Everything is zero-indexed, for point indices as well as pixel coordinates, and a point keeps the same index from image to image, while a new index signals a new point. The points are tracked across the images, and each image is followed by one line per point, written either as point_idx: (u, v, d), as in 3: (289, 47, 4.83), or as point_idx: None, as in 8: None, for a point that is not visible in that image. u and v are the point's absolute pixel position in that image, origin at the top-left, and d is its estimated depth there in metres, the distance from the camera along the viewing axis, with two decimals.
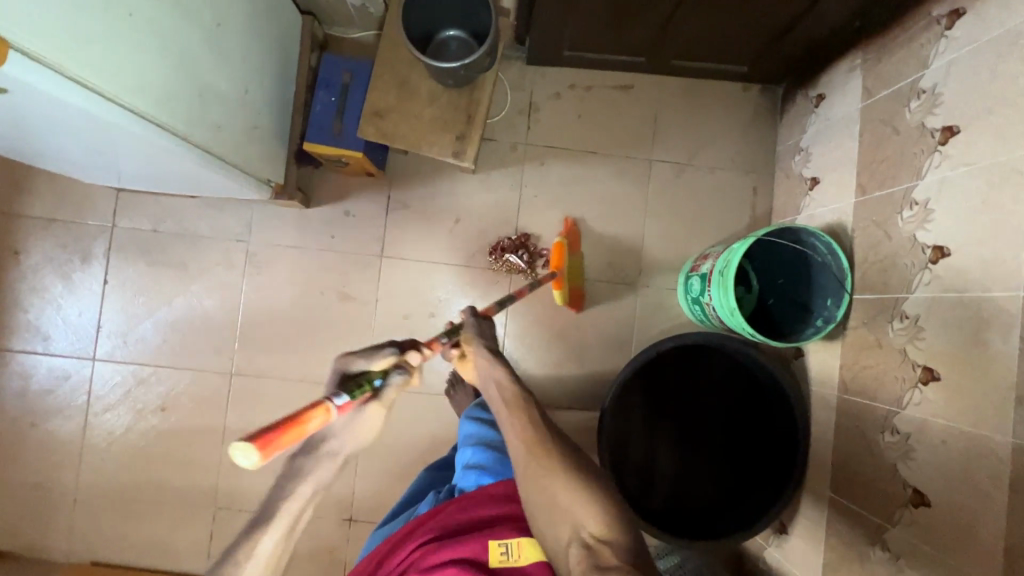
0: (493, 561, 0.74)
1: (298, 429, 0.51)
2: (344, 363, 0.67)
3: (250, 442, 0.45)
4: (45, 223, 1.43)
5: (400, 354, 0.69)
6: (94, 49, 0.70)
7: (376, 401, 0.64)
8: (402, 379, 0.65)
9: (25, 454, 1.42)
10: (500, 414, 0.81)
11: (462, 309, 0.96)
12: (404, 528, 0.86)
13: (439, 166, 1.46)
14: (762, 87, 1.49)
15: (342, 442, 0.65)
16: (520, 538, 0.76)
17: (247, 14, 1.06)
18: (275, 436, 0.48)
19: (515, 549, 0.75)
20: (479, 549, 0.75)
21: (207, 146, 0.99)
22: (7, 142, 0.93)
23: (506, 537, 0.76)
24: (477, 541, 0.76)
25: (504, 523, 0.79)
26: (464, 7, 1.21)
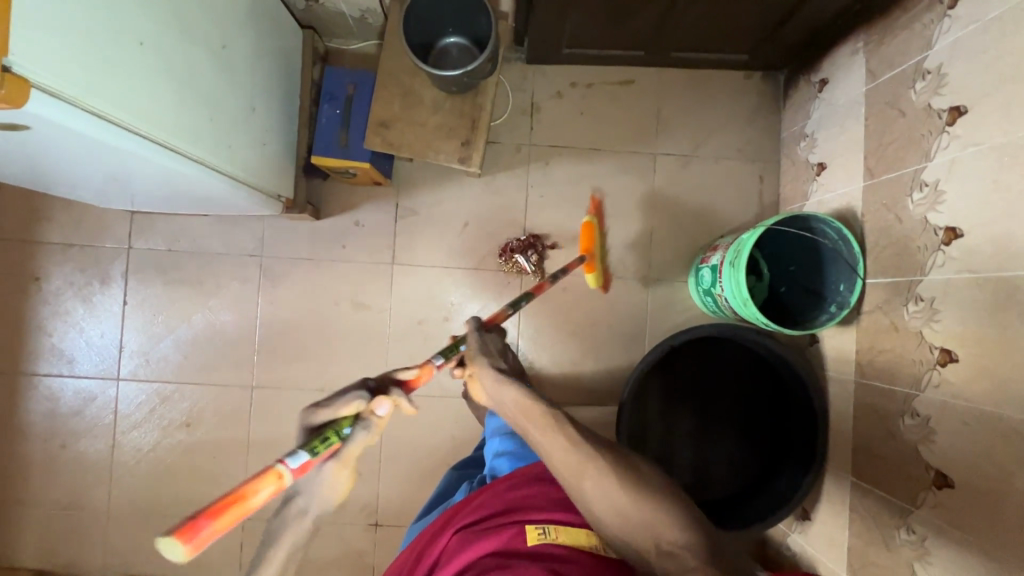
0: (530, 538, 0.72)
1: (237, 509, 0.46)
2: (308, 416, 0.58)
3: (175, 535, 0.42)
4: (63, 248, 1.46)
5: (369, 400, 0.60)
6: (110, 82, 0.72)
7: (336, 460, 0.56)
8: (368, 430, 0.58)
9: (57, 475, 1.46)
10: (525, 431, 0.74)
11: (467, 319, 0.88)
12: (444, 517, 0.87)
13: (445, 172, 1.47)
14: (763, 74, 1.48)
15: (308, 504, 0.54)
16: (558, 524, 0.75)
17: (251, 33, 1.07)
18: (205, 523, 0.43)
19: (553, 531, 0.73)
20: (516, 532, 0.74)
21: (220, 166, 1.01)
22: (26, 173, 0.96)
23: (543, 521, 0.75)
24: (516, 522, 0.76)
25: (543, 508, 0.78)
26: (463, 13, 1.22)
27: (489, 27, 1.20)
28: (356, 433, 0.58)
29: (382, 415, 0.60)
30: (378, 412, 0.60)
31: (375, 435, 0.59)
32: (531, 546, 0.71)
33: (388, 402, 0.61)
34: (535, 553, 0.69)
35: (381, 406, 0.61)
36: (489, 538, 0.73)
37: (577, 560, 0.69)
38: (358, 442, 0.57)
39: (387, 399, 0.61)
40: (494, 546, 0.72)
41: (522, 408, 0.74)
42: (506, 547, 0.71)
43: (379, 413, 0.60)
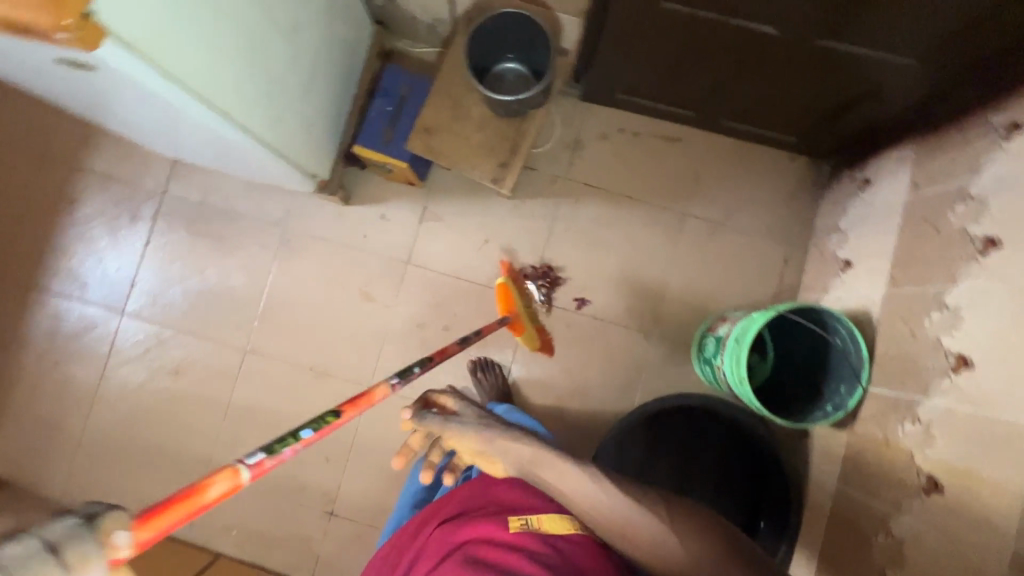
0: (512, 528, 0.71)
1: None
2: None
3: None
4: (104, 179, 1.52)
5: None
6: (184, 44, 0.76)
7: None
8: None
9: (42, 393, 1.49)
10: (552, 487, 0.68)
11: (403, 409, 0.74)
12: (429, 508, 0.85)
13: (479, 186, 1.49)
14: (810, 159, 1.49)
15: None
16: (541, 513, 0.73)
17: (322, 20, 1.11)
18: None
19: (535, 521, 0.72)
20: (498, 527, 0.72)
21: (266, 139, 1.04)
22: (85, 107, 1.00)
23: (526, 513, 0.73)
24: (498, 514, 0.74)
25: (526, 500, 0.76)
26: (527, 43, 1.25)
27: (547, 60, 1.22)
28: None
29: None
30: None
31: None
32: (512, 536, 0.70)
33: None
34: (515, 546, 0.69)
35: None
36: (469, 534, 0.72)
37: (561, 549, 0.69)
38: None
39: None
40: (476, 540, 0.71)
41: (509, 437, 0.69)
42: (487, 539, 0.70)
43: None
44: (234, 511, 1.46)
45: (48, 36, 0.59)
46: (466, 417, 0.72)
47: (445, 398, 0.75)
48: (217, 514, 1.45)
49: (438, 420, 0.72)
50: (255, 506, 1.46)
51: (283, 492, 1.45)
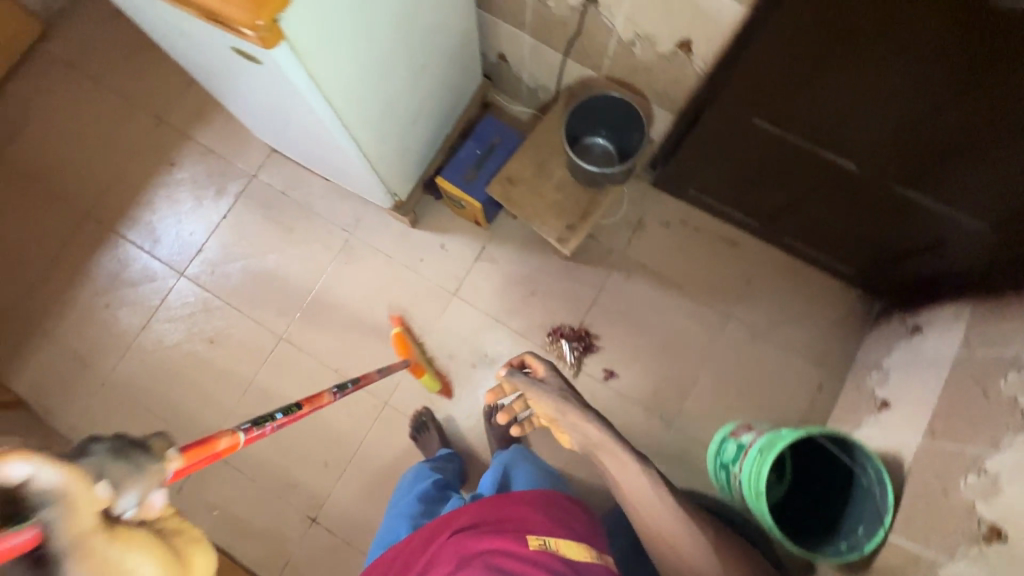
0: (533, 545, 0.75)
1: None
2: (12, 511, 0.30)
3: None
4: (205, 152, 1.66)
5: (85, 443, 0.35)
6: (337, 57, 0.87)
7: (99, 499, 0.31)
8: (57, 504, 0.29)
9: (87, 328, 1.57)
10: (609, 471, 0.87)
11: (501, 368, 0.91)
12: (431, 524, 0.84)
13: (538, 241, 1.56)
14: (861, 293, 1.51)
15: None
16: (558, 537, 0.78)
17: (443, 64, 1.25)
18: None
19: (553, 544, 0.77)
20: (520, 543, 0.74)
21: (369, 153, 1.14)
22: (226, 91, 1.13)
23: (545, 534, 0.78)
24: (517, 530, 0.77)
25: (542, 523, 0.80)
26: (622, 126, 1.33)
27: (639, 143, 1.29)
28: (31, 523, 0.28)
29: (58, 472, 0.29)
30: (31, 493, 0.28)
31: (84, 494, 0.30)
32: (534, 553, 0.74)
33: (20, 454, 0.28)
34: (537, 561, 0.72)
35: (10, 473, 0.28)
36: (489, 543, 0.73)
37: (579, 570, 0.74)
38: (63, 529, 0.29)
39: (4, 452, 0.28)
40: (498, 551, 0.72)
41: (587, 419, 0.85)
42: (508, 550, 0.73)
43: (24, 481, 0.28)
44: (220, 491, 1.45)
45: (242, 30, 0.72)
46: (552, 391, 0.87)
47: (536, 362, 0.92)
48: (204, 490, 1.45)
49: (526, 382, 0.88)
50: (242, 492, 1.45)
51: (273, 485, 1.45)
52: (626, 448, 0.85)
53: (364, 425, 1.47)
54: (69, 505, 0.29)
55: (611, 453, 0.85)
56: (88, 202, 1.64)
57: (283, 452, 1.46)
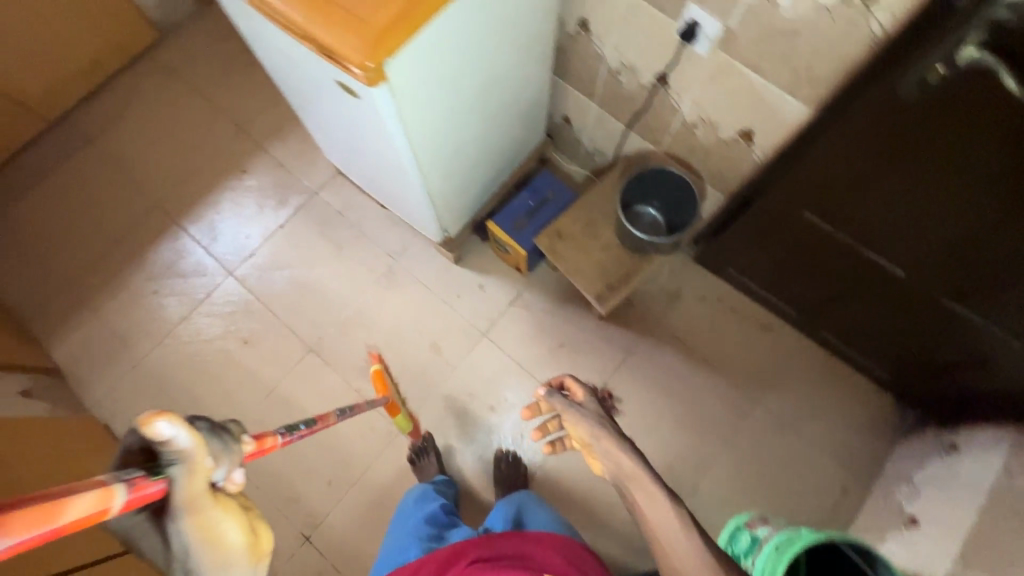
0: None
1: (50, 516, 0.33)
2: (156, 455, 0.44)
3: None
4: (276, 165, 1.77)
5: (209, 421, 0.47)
6: (425, 102, 0.95)
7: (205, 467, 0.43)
8: (184, 462, 0.40)
9: (132, 310, 1.65)
10: (638, 509, 0.79)
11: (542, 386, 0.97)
12: None
13: (574, 296, 1.59)
14: (896, 401, 1.47)
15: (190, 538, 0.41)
16: None
17: (512, 120, 1.33)
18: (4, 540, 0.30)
19: None
20: None
21: (432, 189, 1.21)
22: (313, 116, 1.23)
23: None
24: None
25: None
26: (676, 202, 1.36)
27: (691, 220, 1.30)
28: (163, 477, 0.40)
29: (189, 440, 0.40)
30: (171, 450, 0.39)
31: (202, 459, 0.41)
32: None
33: (169, 416, 0.39)
34: None
35: (162, 433, 0.39)
36: None
37: None
38: (184, 486, 0.40)
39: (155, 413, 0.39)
40: None
41: (617, 446, 0.84)
42: None
43: (166, 440, 0.39)
44: None
45: (350, 66, 0.79)
46: (587, 413, 0.89)
47: (575, 386, 0.95)
48: None
49: (564, 404, 0.91)
50: None
51: (274, 495, 1.44)
52: (658, 481, 0.78)
53: (373, 450, 1.47)
54: (192, 466, 0.40)
55: (642, 483, 0.79)
56: (160, 194, 1.75)
57: (289, 463, 1.46)
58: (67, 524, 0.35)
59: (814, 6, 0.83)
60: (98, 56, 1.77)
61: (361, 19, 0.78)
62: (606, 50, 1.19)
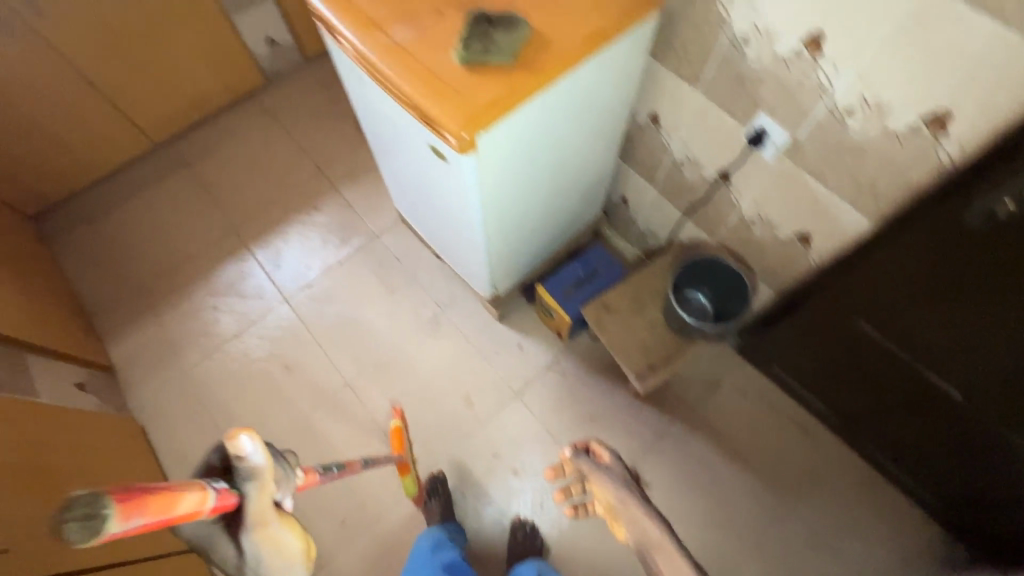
0: None
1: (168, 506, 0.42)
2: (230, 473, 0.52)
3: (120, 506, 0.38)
4: (345, 206, 1.90)
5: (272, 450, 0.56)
6: (503, 171, 1.03)
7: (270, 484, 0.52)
8: (258, 477, 0.48)
9: (189, 321, 1.74)
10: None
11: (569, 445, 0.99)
12: None
13: (611, 369, 1.59)
14: (943, 532, 1.37)
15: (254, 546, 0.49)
16: None
17: (574, 193, 1.41)
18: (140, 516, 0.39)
19: None
20: None
21: (492, 248, 1.28)
22: (392, 170, 1.34)
23: None
24: None
25: None
26: (726, 292, 1.37)
27: (742, 311, 1.31)
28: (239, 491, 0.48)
29: (263, 458, 0.49)
30: (250, 463, 0.48)
31: (270, 479, 0.49)
32: None
33: (251, 434, 0.49)
34: None
35: (245, 448, 0.48)
36: None
37: None
38: (256, 499, 0.48)
39: (239, 430, 0.48)
40: None
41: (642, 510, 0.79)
42: None
43: (245, 456, 0.48)
44: None
45: (446, 134, 0.87)
46: (614, 475, 0.87)
47: (601, 448, 0.95)
48: None
49: (590, 466, 0.91)
50: None
51: None
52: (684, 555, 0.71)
53: (391, 496, 1.46)
54: (262, 483, 0.48)
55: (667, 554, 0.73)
56: (236, 219, 1.90)
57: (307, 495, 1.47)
58: (178, 515, 0.42)
59: (882, 128, 0.87)
60: (210, 93, 1.99)
61: (462, 95, 0.87)
62: (673, 143, 1.27)
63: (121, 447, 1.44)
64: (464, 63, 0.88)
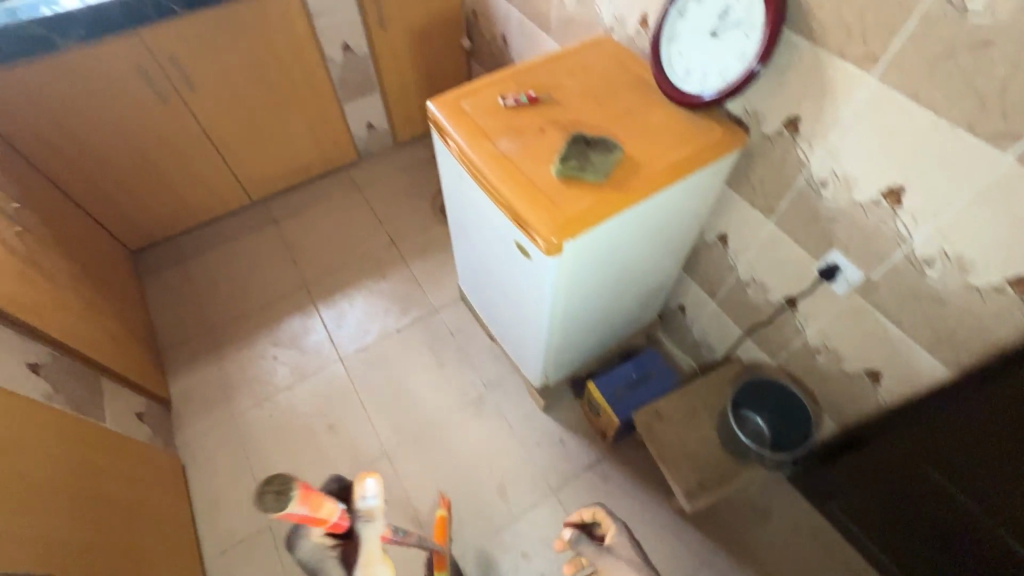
0: None
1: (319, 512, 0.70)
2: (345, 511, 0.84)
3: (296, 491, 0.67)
4: (411, 277, 2.01)
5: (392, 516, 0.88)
6: (579, 272, 1.09)
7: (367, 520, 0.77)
8: (371, 513, 0.77)
9: (248, 367, 1.82)
10: None
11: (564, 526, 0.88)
12: None
13: (654, 480, 1.54)
14: None
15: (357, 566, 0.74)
16: None
17: (634, 297, 1.45)
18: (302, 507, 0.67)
19: None
20: None
21: (552, 339, 1.31)
22: (466, 254, 1.43)
23: None
24: None
25: None
26: (786, 417, 1.31)
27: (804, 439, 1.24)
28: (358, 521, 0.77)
29: (376, 501, 0.78)
30: (367, 501, 0.77)
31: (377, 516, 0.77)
32: None
33: (372, 479, 0.79)
34: None
35: (365, 492, 0.78)
36: None
37: None
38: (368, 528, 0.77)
39: (364, 475, 0.79)
40: None
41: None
42: None
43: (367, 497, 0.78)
44: None
45: (536, 237, 0.94)
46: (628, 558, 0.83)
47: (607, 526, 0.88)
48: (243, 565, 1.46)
49: (600, 559, 0.84)
50: None
51: None
52: None
53: None
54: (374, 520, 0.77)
55: None
56: (310, 276, 2.03)
57: None
58: (321, 516, 0.70)
59: (963, 283, 0.88)
60: (310, 163, 2.22)
61: (555, 205, 0.95)
62: (740, 263, 1.31)
63: (160, 483, 1.46)
64: (560, 175, 0.98)
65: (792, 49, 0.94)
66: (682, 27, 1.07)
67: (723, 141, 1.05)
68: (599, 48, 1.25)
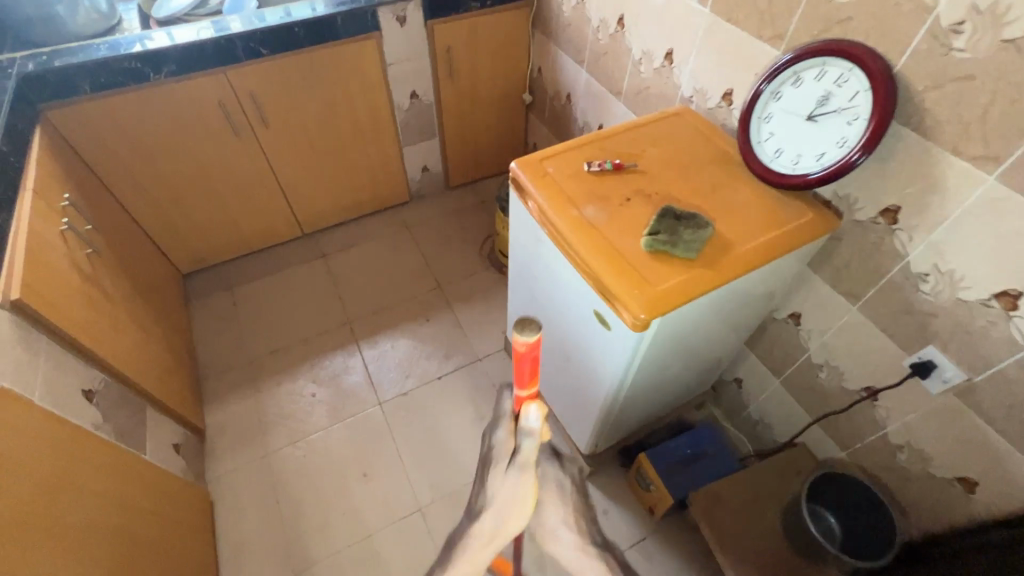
0: None
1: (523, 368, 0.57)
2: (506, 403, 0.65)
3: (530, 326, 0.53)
4: (455, 323, 1.99)
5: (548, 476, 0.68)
6: (655, 347, 1.05)
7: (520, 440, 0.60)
8: (532, 434, 0.59)
9: (286, 403, 1.78)
10: None
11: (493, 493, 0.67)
12: None
13: (703, 567, 1.44)
14: None
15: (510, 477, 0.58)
16: None
17: (696, 369, 1.40)
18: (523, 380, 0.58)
19: None
20: None
21: (612, 408, 1.26)
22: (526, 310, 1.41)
23: None
24: None
25: None
26: (862, 517, 1.22)
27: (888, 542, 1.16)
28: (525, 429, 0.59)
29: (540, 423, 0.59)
30: (531, 422, 0.59)
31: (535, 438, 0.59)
32: None
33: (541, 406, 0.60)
34: None
35: (531, 411, 0.59)
36: None
37: None
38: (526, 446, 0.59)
39: (536, 388, 0.60)
40: None
41: None
42: None
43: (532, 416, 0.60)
44: None
45: (624, 312, 0.91)
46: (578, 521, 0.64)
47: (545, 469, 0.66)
48: None
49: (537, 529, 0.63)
50: None
51: None
52: None
53: None
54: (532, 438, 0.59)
55: None
56: (354, 314, 2.02)
57: None
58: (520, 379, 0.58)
59: None
60: (363, 201, 2.25)
61: (645, 280, 0.92)
62: (813, 346, 1.26)
63: (188, 520, 1.41)
64: (649, 249, 0.96)
65: (898, 140, 0.92)
66: (776, 107, 1.06)
67: (815, 225, 1.02)
68: (681, 118, 1.25)
